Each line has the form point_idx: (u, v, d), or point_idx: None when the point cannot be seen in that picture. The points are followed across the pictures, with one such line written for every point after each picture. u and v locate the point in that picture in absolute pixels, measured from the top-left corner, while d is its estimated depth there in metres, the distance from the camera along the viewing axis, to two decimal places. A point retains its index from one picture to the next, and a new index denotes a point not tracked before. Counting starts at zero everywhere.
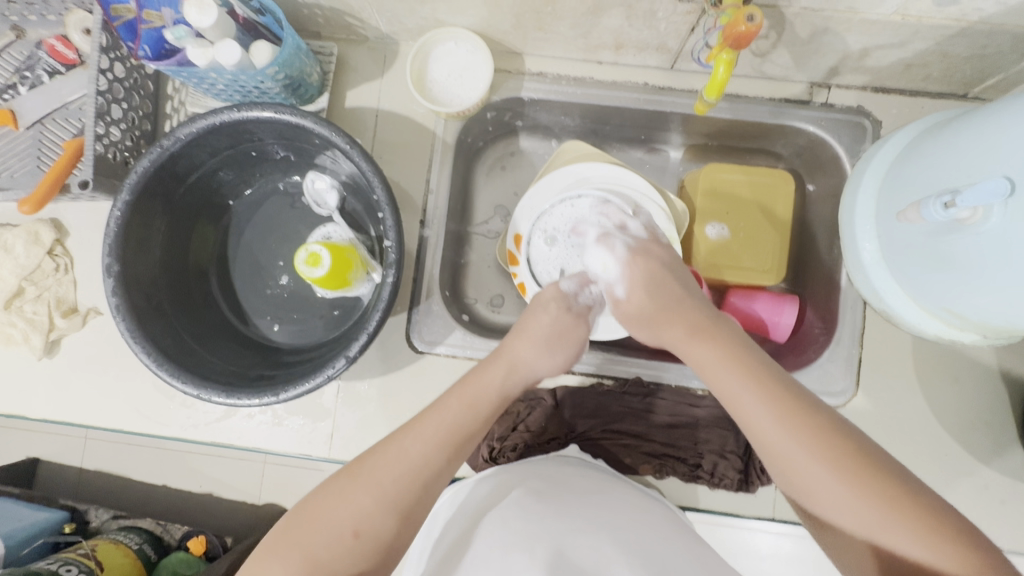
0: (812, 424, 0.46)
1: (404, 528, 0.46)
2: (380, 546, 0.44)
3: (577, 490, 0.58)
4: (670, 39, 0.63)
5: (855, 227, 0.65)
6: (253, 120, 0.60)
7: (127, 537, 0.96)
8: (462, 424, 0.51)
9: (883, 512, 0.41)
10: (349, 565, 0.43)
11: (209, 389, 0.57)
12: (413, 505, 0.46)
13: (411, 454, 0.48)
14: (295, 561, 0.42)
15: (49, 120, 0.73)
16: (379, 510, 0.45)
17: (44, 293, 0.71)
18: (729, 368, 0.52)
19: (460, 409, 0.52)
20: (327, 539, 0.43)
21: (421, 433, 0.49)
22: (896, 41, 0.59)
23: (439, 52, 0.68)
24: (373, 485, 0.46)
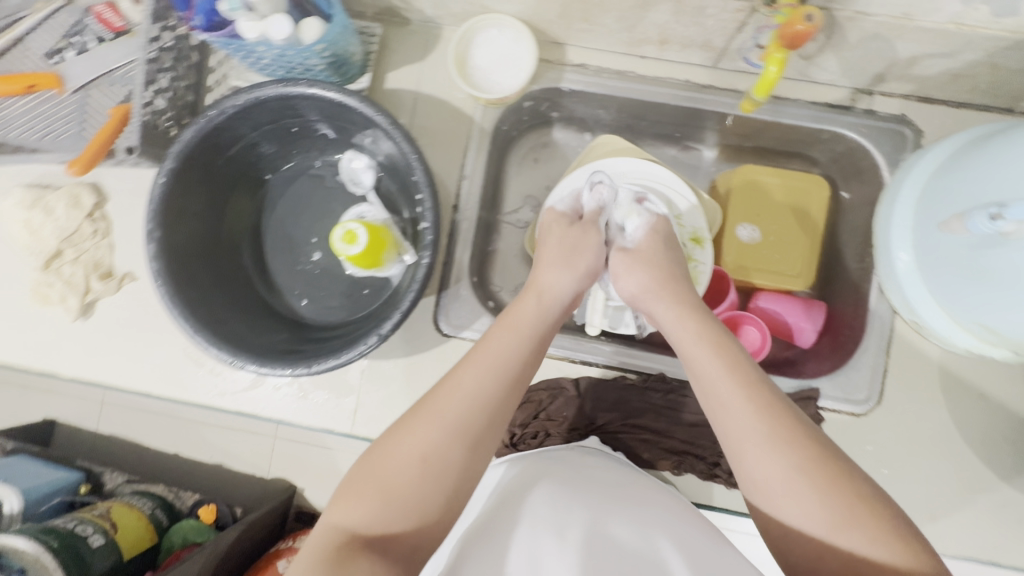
0: (804, 441, 0.45)
1: (470, 455, 0.47)
2: (445, 472, 0.46)
3: (598, 481, 0.59)
4: (716, 37, 0.63)
5: (891, 235, 0.65)
6: (298, 95, 0.60)
7: (141, 501, 0.98)
8: (512, 352, 0.53)
9: (863, 535, 0.41)
10: (421, 489, 0.45)
11: (243, 357, 0.59)
12: (478, 431, 0.48)
13: (465, 389, 0.49)
14: (374, 493, 0.45)
15: (95, 86, 0.74)
16: (439, 436, 0.46)
17: (81, 256, 0.72)
18: (723, 371, 0.50)
19: (506, 340, 0.54)
20: (399, 470, 0.45)
21: (477, 368, 0.51)
22: (946, 50, 0.58)
23: (483, 38, 0.69)
24: (437, 416, 0.47)
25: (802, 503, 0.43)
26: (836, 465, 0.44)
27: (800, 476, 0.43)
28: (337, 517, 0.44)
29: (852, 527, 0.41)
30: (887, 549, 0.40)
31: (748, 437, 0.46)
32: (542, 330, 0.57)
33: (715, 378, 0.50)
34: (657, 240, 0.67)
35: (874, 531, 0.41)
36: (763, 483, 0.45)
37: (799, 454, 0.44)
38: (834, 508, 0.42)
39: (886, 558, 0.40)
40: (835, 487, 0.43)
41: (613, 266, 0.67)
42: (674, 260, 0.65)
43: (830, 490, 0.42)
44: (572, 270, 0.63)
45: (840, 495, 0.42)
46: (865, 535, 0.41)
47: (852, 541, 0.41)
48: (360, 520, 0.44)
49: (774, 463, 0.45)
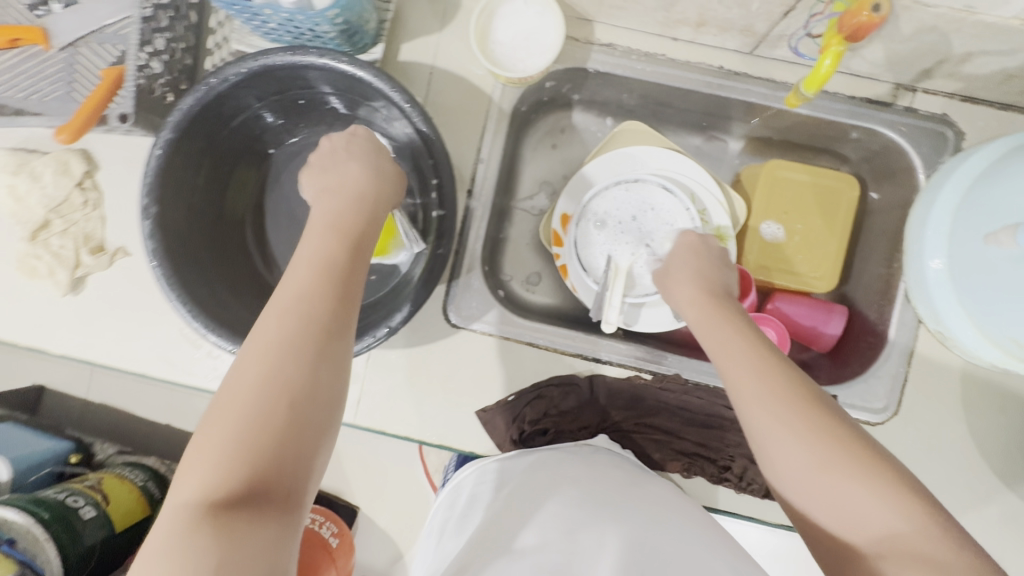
0: (802, 394, 0.46)
1: (323, 371, 0.42)
2: (306, 394, 0.41)
3: (614, 481, 0.59)
4: (759, 21, 0.59)
5: (924, 242, 0.62)
6: (309, 65, 0.56)
7: (132, 473, 0.94)
8: (332, 254, 0.47)
9: (846, 479, 0.41)
10: (285, 425, 0.39)
11: (244, 344, 0.55)
12: (319, 343, 0.42)
13: (285, 311, 0.43)
14: (224, 452, 0.37)
15: (83, 43, 0.69)
16: (283, 364, 0.41)
17: (71, 228, 0.68)
18: (726, 335, 0.52)
19: (325, 246, 0.48)
20: (256, 408, 0.39)
21: (292, 287, 0.45)
22: (1004, 48, 0.55)
23: (507, 11, 0.64)
24: (275, 331, 0.42)
25: (788, 452, 0.44)
26: (827, 415, 0.44)
27: (781, 429, 0.44)
28: (183, 485, 0.37)
29: (838, 477, 0.41)
30: (869, 489, 0.40)
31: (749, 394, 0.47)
32: (361, 232, 0.51)
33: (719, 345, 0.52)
34: (696, 254, 0.63)
35: (859, 474, 0.41)
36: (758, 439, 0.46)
37: (790, 407, 0.45)
38: (815, 455, 0.43)
39: (867, 498, 0.40)
40: (820, 438, 0.43)
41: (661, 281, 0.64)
42: (712, 267, 0.61)
43: (817, 440, 0.43)
44: (365, 161, 0.56)
45: (822, 443, 0.43)
46: (850, 479, 0.41)
47: (834, 484, 0.42)
48: (206, 483, 0.36)
49: (762, 417, 0.46)
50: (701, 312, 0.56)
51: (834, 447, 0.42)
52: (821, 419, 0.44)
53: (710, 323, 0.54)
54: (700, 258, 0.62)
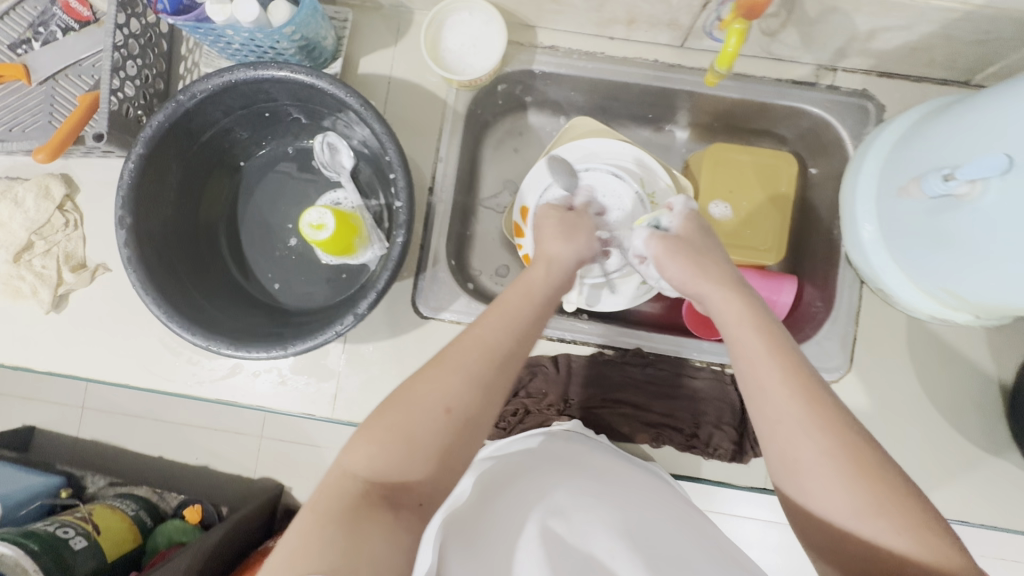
0: (842, 435, 0.43)
1: (488, 401, 0.46)
2: (471, 420, 0.45)
3: (586, 467, 0.59)
4: (682, 15, 0.64)
5: (856, 208, 0.66)
6: (269, 79, 0.61)
7: (123, 503, 1.07)
8: (527, 312, 0.52)
9: (892, 531, 0.40)
10: (445, 439, 0.44)
11: (217, 340, 0.59)
12: (485, 386, 0.47)
13: (489, 339, 0.49)
14: (389, 441, 0.44)
15: (62, 76, 0.74)
16: (470, 390, 0.46)
17: (53, 248, 0.71)
18: (761, 352, 0.48)
19: (523, 302, 0.53)
20: (422, 416, 0.44)
21: (491, 322, 0.50)
22: (902, 23, 0.60)
23: (453, 22, 0.69)
24: (454, 364, 0.47)
25: (824, 493, 0.43)
26: (872, 460, 0.43)
27: (827, 473, 0.42)
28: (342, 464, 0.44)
29: (876, 519, 0.41)
30: (912, 540, 0.40)
31: (794, 423, 0.45)
32: (551, 296, 0.56)
33: (755, 360, 0.48)
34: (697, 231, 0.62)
35: (901, 524, 0.40)
36: (795, 467, 0.44)
37: (831, 451, 0.43)
38: (858, 500, 0.41)
39: (908, 549, 0.40)
40: (864, 483, 0.42)
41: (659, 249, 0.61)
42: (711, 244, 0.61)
43: (863, 487, 0.41)
44: (576, 241, 0.63)
45: (871, 491, 0.41)
46: (893, 529, 0.40)
47: (877, 532, 0.41)
48: (371, 465, 0.43)
49: (800, 454, 0.44)
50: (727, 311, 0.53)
51: (878, 488, 0.41)
52: (869, 458, 0.43)
53: (739, 327, 0.51)
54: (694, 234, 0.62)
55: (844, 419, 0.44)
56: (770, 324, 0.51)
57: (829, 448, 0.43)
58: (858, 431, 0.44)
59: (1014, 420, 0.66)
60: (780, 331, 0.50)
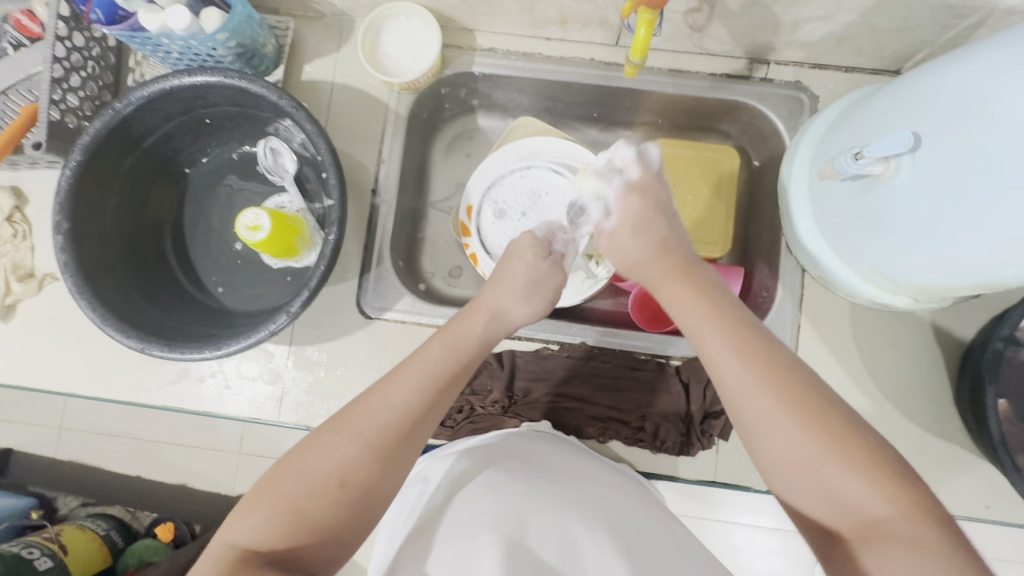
0: (784, 386, 0.45)
1: (387, 473, 0.47)
2: (364, 493, 0.46)
3: (547, 467, 0.58)
4: (610, 12, 0.66)
5: (790, 196, 0.67)
6: (204, 84, 0.62)
7: (95, 523, 1.09)
8: (441, 376, 0.52)
9: (843, 472, 0.42)
10: (336, 512, 0.45)
11: (151, 342, 0.59)
12: (384, 456, 0.47)
13: (397, 402, 0.49)
14: (276, 512, 0.44)
15: (12, 91, 0.74)
16: (365, 461, 0.46)
17: (1, 259, 0.72)
18: (705, 316, 0.52)
19: (440, 357, 0.53)
20: (313, 487, 0.45)
21: (403, 380, 0.50)
22: (822, 13, 0.62)
23: (391, 27, 0.71)
24: (353, 433, 0.47)
25: (777, 445, 0.44)
26: (819, 408, 0.44)
27: (775, 419, 0.44)
28: (231, 536, 0.43)
29: (826, 463, 0.42)
30: (865, 482, 0.41)
31: (739, 380, 0.47)
32: (475, 351, 0.56)
33: (699, 329, 0.51)
34: (643, 199, 0.63)
35: (853, 467, 0.42)
36: (749, 421, 0.46)
37: (780, 399, 0.45)
38: (808, 449, 0.43)
39: (863, 488, 0.41)
40: (809, 424, 0.43)
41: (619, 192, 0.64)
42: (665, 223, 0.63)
43: (811, 432, 0.43)
44: (531, 303, 0.62)
45: (820, 435, 0.43)
46: (846, 474, 0.42)
47: (831, 476, 0.42)
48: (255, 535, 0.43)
49: (752, 406, 0.46)
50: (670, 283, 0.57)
51: (823, 430, 0.43)
52: (810, 399, 0.45)
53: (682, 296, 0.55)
54: (649, 202, 0.63)
55: (786, 366, 0.47)
56: (710, 290, 0.54)
57: (773, 398, 0.45)
58: (800, 376, 0.46)
59: (960, 403, 0.65)
60: (721, 296, 0.54)
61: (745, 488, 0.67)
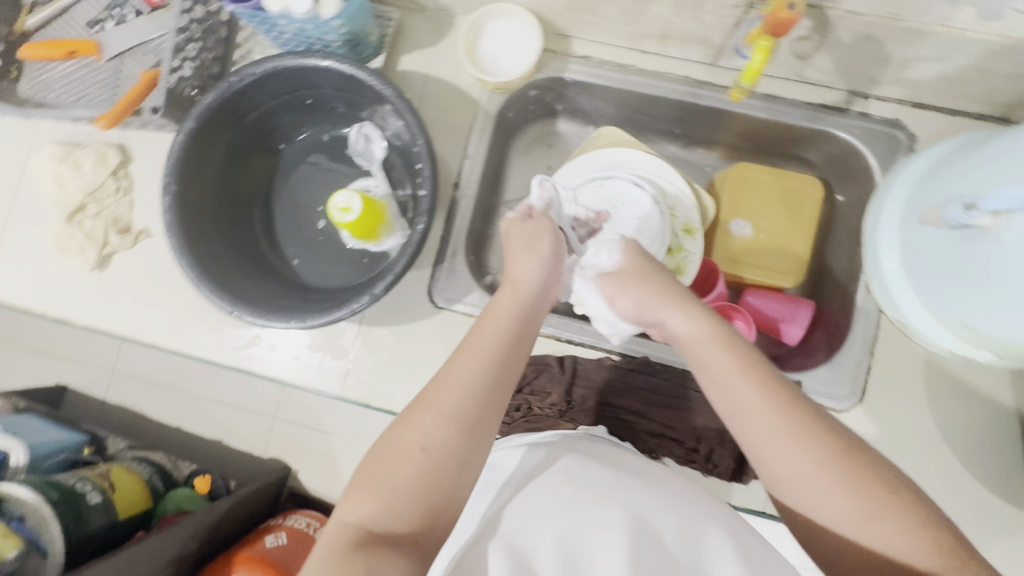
0: (826, 444, 0.44)
1: (469, 442, 0.47)
2: (449, 463, 0.46)
3: (618, 466, 0.56)
4: (714, 33, 0.66)
5: (879, 237, 0.66)
6: (313, 67, 0.64)
7: (140, 467, 1.04)
8: (500, 340, 0.51)
9: (893, 530, 0.42)
10: (424, 479, 0.45)
11: (242, 307, 0.62)
12: (463, 422, 0.47)
13: (464, 376, 0.48)
14: (380, 491, 0.45)
15: (129, 56, 0.79)
16: (445, 429, 0.46)
17: (103, 211, 0.77)
18: (734, 369, 0.48)
19: (492, 323, 0.52)
20: (406, 460, 0.45)
21: (465, 355, 0.50)
22: (937, 54, 0.60)
23: (493, 26, 0.72)
24: (430, 407, 0.47)
25: (823, 506, 0.44)
26: (859, 460, 0.44)
27: (819, 481, 0.44)
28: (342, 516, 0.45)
29: (877, 523, 0.42)
30: (913, 539, 0.42)
31: (778, 439, 0.45)
32: (525, 320, 0.54)
33: (728, 377, 0.48)
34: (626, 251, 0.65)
35: (900, 523, 0.42)
36: (793, 484, 0.45)
37: (829, 464, 0.44)
38: (849, 504, 0.43)
39: (912, 546, 0.42)
40: (855, 489, 0.43)
41: (603, 289, 0.58)
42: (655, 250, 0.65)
43: (856, 491, 0.43)
44: (539, 254, 0.57)
45: (868, 496, 0.43)
46: (894, 529, 0.42)
47: (882, 535, 0.42)
48: (364, 514, 0.44)
49: (798, 469, 0.44)
50: (694, 320, 0.51)
51: (868, 489, 0.43)
52: (847, 456, 0.44)
53: (706, 336, 0.50)
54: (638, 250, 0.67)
55: (820, 424, 0.45)
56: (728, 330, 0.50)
57: (823, 463, 0.44)
58: (835, 435, 0.45)
59: None
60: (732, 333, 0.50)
61: None
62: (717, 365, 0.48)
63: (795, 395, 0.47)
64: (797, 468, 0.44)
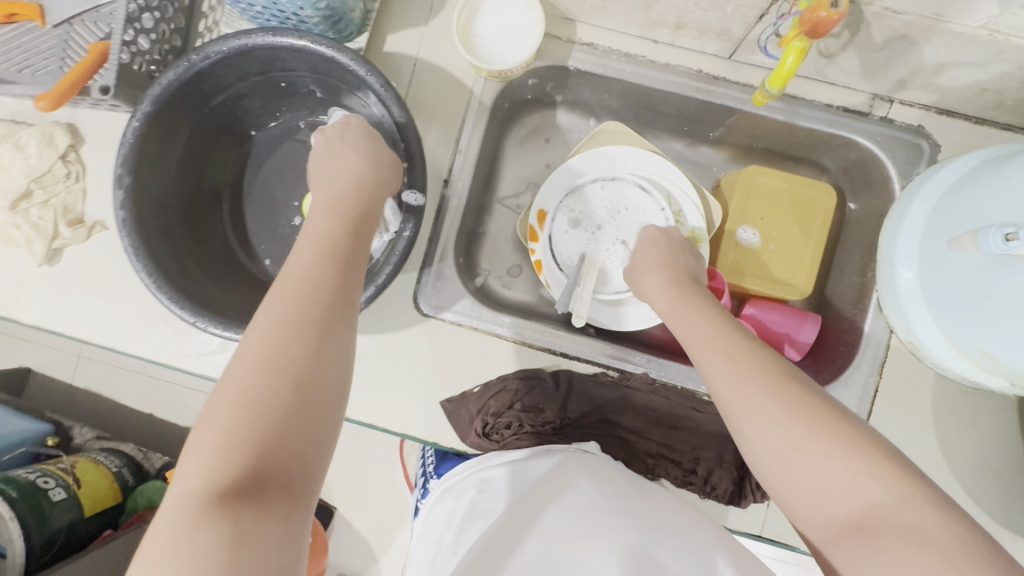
0: (766, 376, 0.44)
1: (326, 352, 0.41)
2: (314, 380, 0.40)
3: (615, 486, 0.57)
4: (735, 25, 0.60)
5: (896, 253, 0.61)
6: (287, 47, 0.57)
7: (108, 459, 0.98)
8: (324, 253, 0.46)
9: (829, 454, 0.39)
10: (289, 406, 0.38)
11: (207, 318, 0.55)
12: (319, 329, 0.42)
13: (294, 289, 0.43)
14: (226, 427, 0.36)
15: (78, 21, 0.70)
16: (303, 342, 0.40)
17: (52, 199, 0.69)
18: (695, 325, 0.51)
19: (315, 242, 0.47)
20: (260, 378, 0.38)
21: (308, 269, 0.45)
22: (975, 60, 0.55)
23: (490, 7, 0.66)
24: (283, 326, 0.41)
25: (763, 438, 0.42)
26: (798, 390, 0.43)
27: (757, 409, 0.42)
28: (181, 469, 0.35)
29: (812, 443, 0.39)
30: (855, 469, 0.38)
31: (722, 377, 0.45)
32: (356, 231, 0.50)
33: (691, 333, 0.51)
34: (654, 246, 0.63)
35: (842, 448, 0.39)
36: (732, 419, 0.44)
37: (765, 391, 0.43)
38: (784, 430, 0.41)
39: (861, 477, 0.37)
40: (797, 415, 0.41)
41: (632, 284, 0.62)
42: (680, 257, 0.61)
43: (789, 412, 0.41)
44: (350, 154, 0.56)
45: (802, 420, 0.40)
46: (829, 450, 0.39)
47: (814, 460, 0.39)
48: (208, 466, 0.35)
49: (735, 400, 0.44)
50: (668, 297, 0.56)
51: (805, 412, 0.41)
52: (785, 385, 0.43)
53: (675, 306, 0.55)
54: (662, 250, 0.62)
55: (767, 361, 0.45)
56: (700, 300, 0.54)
57: (762, 390, 0.43)
58: (778, 368, 0.45)
59: None
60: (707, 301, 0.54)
61: (793, 549, 0.63)
62: (684, 326, 0.52)
63: (745, 342, 0.47)
64: (738, 402, 0.44)
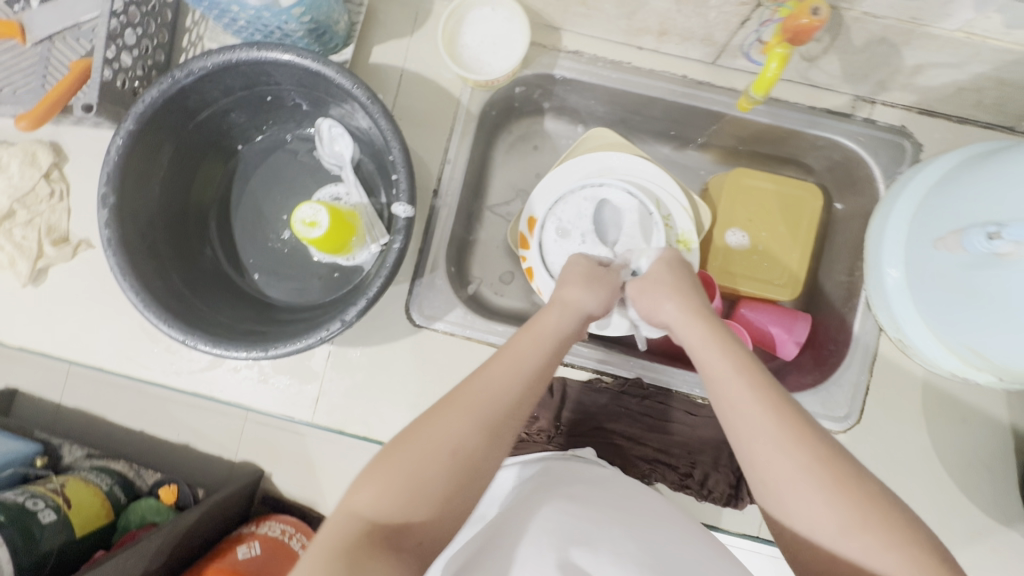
0: (811, 446, 0.42)
1: (496, 447, 0.43)
2: (473, 466, 0.42)
3: (608, 491, 0.54)
4: (718, 30, 0.60)
5: (882, 252, 0.62)
6: (272, 61, 0.57)
7: (98, 476, 0.88)
8: (518, 367, 0.48)
9: (878, 544, 0.38)
10: (448, 481, 0.41)
11: (196, 335, 0.55)
12: (490, 427, 0.43)
13: (500, 388, 0.45)
14: (395, 482, 0.40)
15: (59, 38, 0.69)
16: (476, 434, 0.43)
17: (35, 219, 0.68)
18: (729, 371, 0.47)
19: (527, 343, 0.50)
20: (419, 457, 0.41)
21: (496, 366, 0.47)
22: (953, 61, 0.56)
23: (475, 17, 0.66)
24: (464, 409, 0.44)
25: (800, 512, 0.40)
26: (841, 463, 0.41)
27: (804, 484, 0.41)
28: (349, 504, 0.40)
29: (862, 530, 0.39)
30: (899, 558, 0.37)
31: (763, 438, 0.43)
32: (563, 342, 0.52)
33: (723, 379, 0.47)
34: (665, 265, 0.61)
35: (890, 537, 0.38)
36: (771, 483, 0.42)
37: (807, 465, 0.41)
38: (825, 510, 0.40)
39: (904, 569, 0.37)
40: (842, 491, 0.40)
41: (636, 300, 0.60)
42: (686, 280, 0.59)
43: (836, 491, 0.40)
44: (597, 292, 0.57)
45: (849, 501, 0.39)
46: (878, 541, 0.38)
47: (866, 547, 0.38)
48: (378, 505, 0.39)
49: (779, 466, 0.42)
50: (696, 330, 0.52)
51: (855, 493, 0.40)
52: (830, 456, 0.42)
53: (709, 343, 0.50)
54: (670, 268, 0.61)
55: (811, 427, 0.43)
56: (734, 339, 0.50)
57: (806, 461, 0.41)
58: (822, 437, 0.43)
59: None
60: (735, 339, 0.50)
61: None
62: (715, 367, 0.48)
63: (789, 404, 0.45)
64: (775, 469, 0.42)
